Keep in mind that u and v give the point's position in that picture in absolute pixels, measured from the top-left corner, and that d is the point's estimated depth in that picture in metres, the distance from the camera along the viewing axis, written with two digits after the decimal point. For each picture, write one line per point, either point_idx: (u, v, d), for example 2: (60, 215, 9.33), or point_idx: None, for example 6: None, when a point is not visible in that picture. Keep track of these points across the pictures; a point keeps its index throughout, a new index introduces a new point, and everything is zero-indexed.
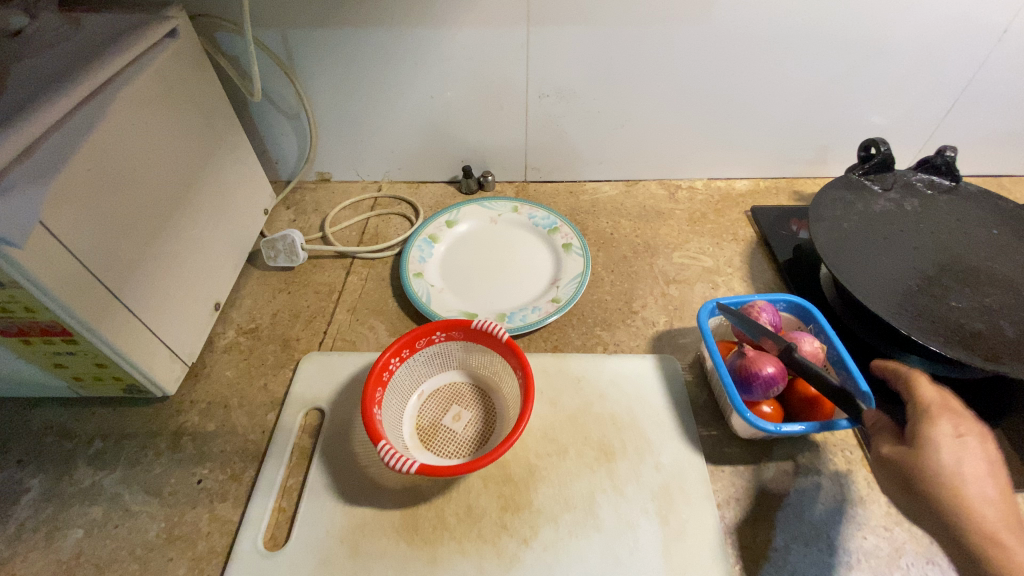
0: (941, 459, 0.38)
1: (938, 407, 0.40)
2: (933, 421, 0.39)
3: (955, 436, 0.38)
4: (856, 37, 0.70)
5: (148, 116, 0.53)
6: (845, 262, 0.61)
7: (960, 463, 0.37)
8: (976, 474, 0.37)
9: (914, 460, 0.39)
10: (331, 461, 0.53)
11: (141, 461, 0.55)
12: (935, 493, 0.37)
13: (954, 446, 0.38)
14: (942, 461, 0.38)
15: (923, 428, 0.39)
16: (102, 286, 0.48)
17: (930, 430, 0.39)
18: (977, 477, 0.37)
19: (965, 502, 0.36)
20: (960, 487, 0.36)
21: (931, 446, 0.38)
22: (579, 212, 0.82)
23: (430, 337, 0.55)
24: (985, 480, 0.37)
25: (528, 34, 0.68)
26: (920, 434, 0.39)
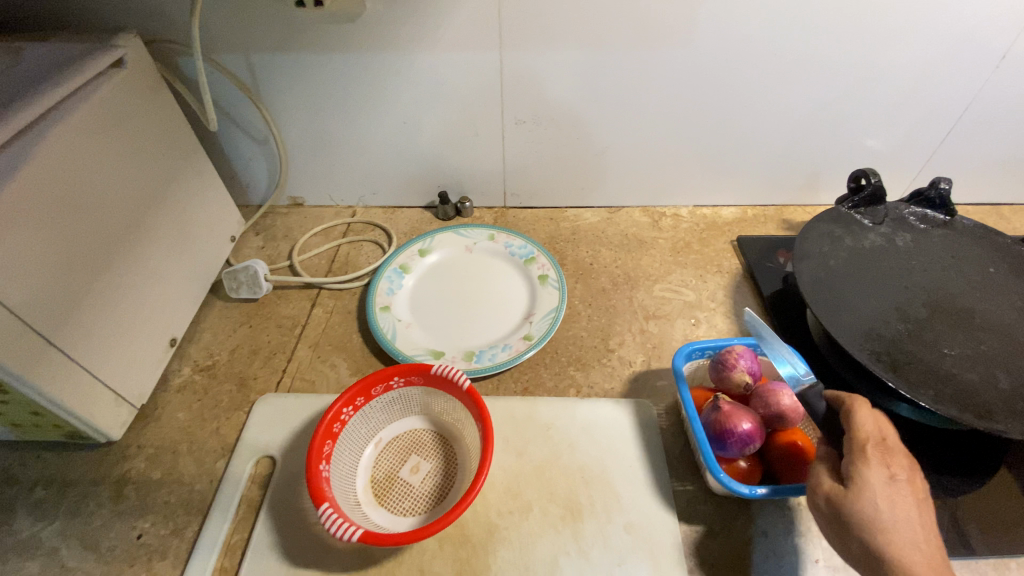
0: (878, 504, 0.38)
1: (873, 446, 0.41)
2: (868, 462, 0.40)
3: (890, 479, 0.39)
4: (846, 62, 0.67)
5: (93, 149, 0.51)
6: (831, 303, 0.58)
7: (894, 507, 0.38)
8: (908, 516, 0.38)
9: (850, 502, 0.39)
10: (279, 518, 0.50)
11: (81, 512, 0.51)
12: (871, 537, 0.37)
13: (889, 488, 0.39)
14: (879, 503, 0.38)
15: (859, 469, 0.40)
16: (35, 333, 0.45)
17: (868, 471, 0.39)
18: (908, 518, 0.38)
19: (896, 546, 0.37)
20: (893, 531, 0.37)
21: (870, 490, 0.39)
22: (559, 240, 0.78)
23: (387, 382, 0.53)
24: (914, 520, 0.38)
25: (502, 59, 0.66)
26: (857, 475, 0.40)
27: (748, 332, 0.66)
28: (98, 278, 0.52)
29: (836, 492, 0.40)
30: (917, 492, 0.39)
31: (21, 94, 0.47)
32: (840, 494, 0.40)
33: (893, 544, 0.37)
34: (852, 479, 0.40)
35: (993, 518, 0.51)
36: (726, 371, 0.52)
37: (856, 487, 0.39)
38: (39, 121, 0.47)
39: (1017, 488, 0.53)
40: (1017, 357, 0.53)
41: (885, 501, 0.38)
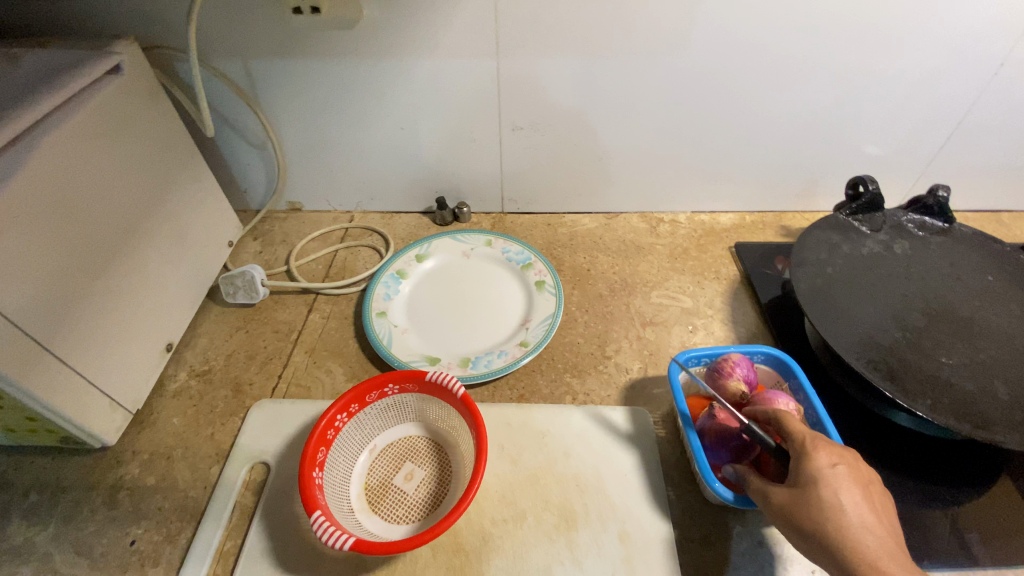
0: (827, 499, 0.38)
1: (809, 439, 0.41)
2: (809, 454, 0.40)
3: (830, 465, 0.39)
4: (843, 69, 0.67)
5: (89, 154, 0.51)
6: (828, 311, 0.58)
7: (839, 494, 0.38)
8: (852, 501, 0.37)
9: (800, 507, 0.38)
10: (273, 525, 0.50)
11: (75, 518, 0.51)
12: (819, 531, 0.37)
13: (832, 476, 0.38)
14: (828, 498, 0.38)
15: (801, 464, 0.40)
16: (30, 338, 0.45)
17: (809, 467, 0.39)
18: (853, 502, 0.37)
19: (846, 532, 0.36)
20: (841, 518, 0.37)
21: (816, 487, 0.38)
22: (556, 245, 0.78)
23: (382, 389, 0.53)
24: (859, 502, 0.37)
25: (499, 65, 0.66)
26: (801, 473, 0.39)
27: (746, 339, 0.65)
28: (93, 283, 0.52)
29: (774, 494, 0.40)
30: (860, 477, 0.39)
31: (18, 100, 0.47)
32: (781, 496, 0.40)
33: (844, 533, 0.36)
34: (795, 476, 0.40)
35: (990, 528, 0.50)
36: (722, 379, 0.52)
37: (800, 481, 0.39)
38: (36, 126, 0.47)
39: (1015, 498, 0.52)
40: (1015, 366, 0.53)
41: (830, 489, 0.38)
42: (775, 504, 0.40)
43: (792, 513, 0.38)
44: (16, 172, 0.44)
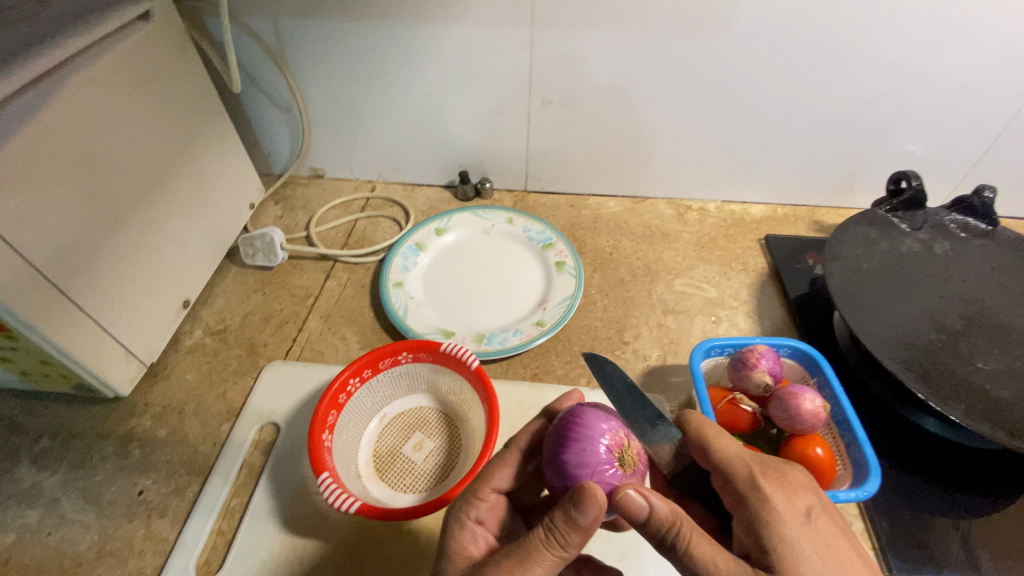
0: (573, 539, 0.33)
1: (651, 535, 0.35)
2: (779, 515, 0.33)
3: (806, 521, 0.33)
4: (891, 59, 0.64)
5: (118, 101, 0.50)
6: (861, 308, 0.55)
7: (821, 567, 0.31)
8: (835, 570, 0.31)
9: (575, 537, 0.33)
10: (281, 485, 0.50)
11: (85, 465, 0.51)
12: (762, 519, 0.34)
13: (812, 540, 0.33)
14: (579, 529, 0.33)
15: (774, 529, 0.33)
16: (45, 280, 0.44)
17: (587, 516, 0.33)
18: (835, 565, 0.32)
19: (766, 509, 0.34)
20: (757, 516, 0.34)
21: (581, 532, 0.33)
22: (579, 227, 0.76)
23: (395, 357, 0.52)
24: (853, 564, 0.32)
25: (532, 36, 0.63)
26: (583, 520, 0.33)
27: (770, 333, 0.63)
28: (112, 232, 0.51)
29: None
30: (838, 526, 0.34)
31: (46, 31, 0.45)
32: (556, 530, 0.33)
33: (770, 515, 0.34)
34: (761, 548, 0.33)
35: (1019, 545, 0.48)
36: (746, 371, 0.50)
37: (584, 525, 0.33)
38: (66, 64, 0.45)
39: None
40: None
41: (577, 534, 0.33)
42: (558, 534, 0.33)
43: (571, 540, 0.33)
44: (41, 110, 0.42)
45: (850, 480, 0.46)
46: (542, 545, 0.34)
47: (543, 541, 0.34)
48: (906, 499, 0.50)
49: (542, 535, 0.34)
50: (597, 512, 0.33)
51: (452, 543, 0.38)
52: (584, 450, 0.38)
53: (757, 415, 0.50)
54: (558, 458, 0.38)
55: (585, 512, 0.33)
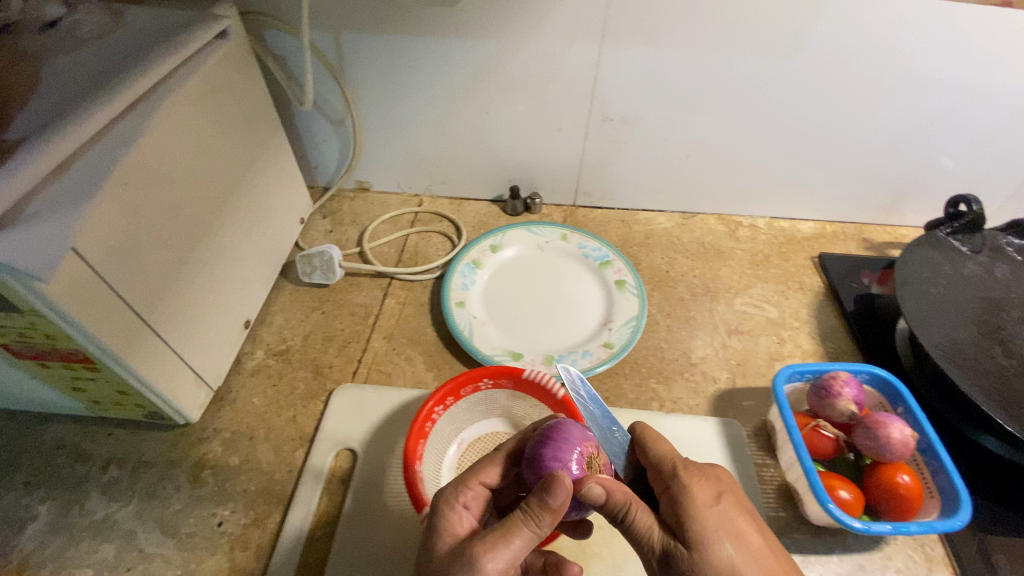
0: (545, 517, 0.36)
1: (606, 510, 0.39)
2: (692, 498, 0.38)
3: (714, 504, 0.38)
4: (955, 82, 0.64)
5: (198, 121, 0.48)
6: (936, 332, 0.55)
7: (727, 542, 0.36)
8: (740, 546, 0.36)
9: (545, 514, 0.36)
10: (364, 514, 0.49)
11: (159, 495, 0.50)
12: (682, 500, 0.38)
13: (722, 519, 0.37)
14: (549, 509, 0.36)
15: (689, 511, 0.37)
16: (131, 311, 0.42)
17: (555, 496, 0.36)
18: (739, 542, 0.36)
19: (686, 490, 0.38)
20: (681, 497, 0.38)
21: (551, 511, 0.36)
22: (632, 243, 0.76)
23: (476, 383, 0.52)
24: (754, 541, 0.37)
25: (600, 53, 0.63)
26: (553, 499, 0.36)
27: (834, 355, 0.63)
28: (188, 255, 0.49)
29: (669, 546, 0.37)
30: (745, 510, 0.38)
31: (137, 49, 0.43)
32: (531, 508, 0.36)
33: (691, 496, 0.38)
34: (680, 527, 0.37)
35: None
36: (829, 398, 0.50)
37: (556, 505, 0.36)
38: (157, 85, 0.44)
39: None
40: None
41: (549, 512, 0.36)
42: (531, 510, 0.36)
43: (541, 518, 0.36)
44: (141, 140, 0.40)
45: (939, 509, 0.46)
46: (521, 523, 0.36)
47: (521, 520, 0.36)
48: (991, 526, 0.50)
49: (521, 516, 0.36)
50: (565, 496, 0.36)
51: (439, 524, 0.39)
52: (559, 450, 0.42)
53: (840, 441, 0.50)
54: (535, 454, 0.43)
55: (554, 496, 0.36)
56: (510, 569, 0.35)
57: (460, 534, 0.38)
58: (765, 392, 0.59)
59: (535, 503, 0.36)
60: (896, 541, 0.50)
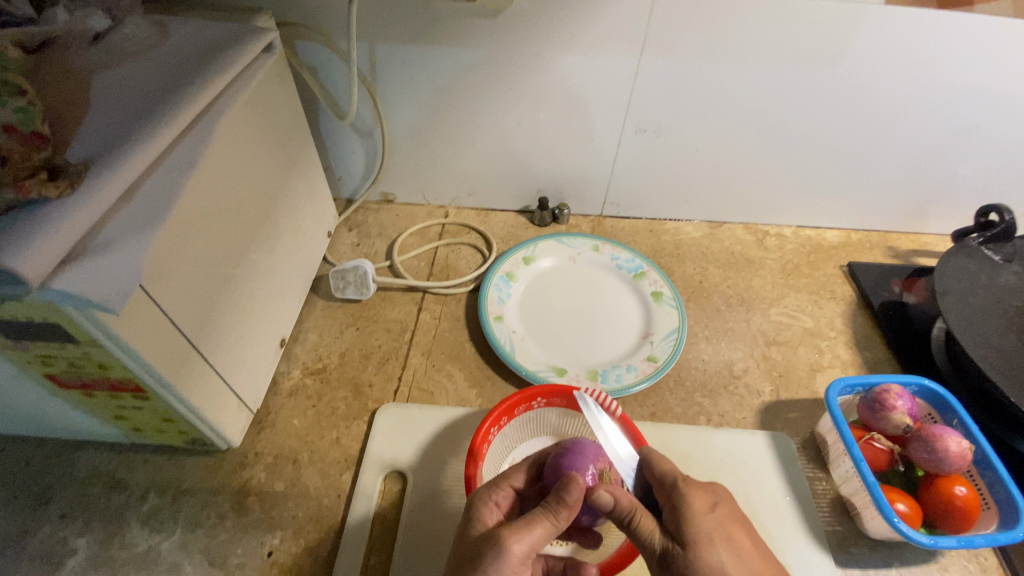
0: (560, 511, 0.39)
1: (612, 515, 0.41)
2: (690, 506, 0.40)
3: (710, 513, 0.40)
4: (984, 94, 0.65)
5: (244, 138, 0.46)
6: (980, 342, 0.56)
7: (720, 547, 0.38)
8: (732, 551, 0.38)
9: (561, 508, 0.39)
10: (419, 540, 0.47)
11: (203, 524, 0.48)
12: (682, 509, 0.40)
13: (716, 527, 0.39)
14: (564, 504, 0.39)
15: (686, 518, 0.40)
16: (183, 336, 0.41)
17: (569, 493, 0.39)
18: (732, 548, 0.38)
19: (684, 499, 0.41)
20: (681, 506, 0.40)
21: (565, 506, 0.39)
22: (663, 254, 0.76)
23: (530, 402, 0.53)
24: (745, 548, 0.39)
25: (638, 65, 0.63)
26: (569, 495, 0.39)
27: (873, 365, 0.64)
28: (233, 276, 0.47)
29: (670, 550, 0.39)
30: (739, 519, 0.40)
31: (190, 71, 0.42)
32: (550, 503, 0.39)
33: (688, 506, 0.40)
34: (678, 532, 0.39)
35: None
36: (883, 412, 0.50)
37: (571, 501, 0.39)
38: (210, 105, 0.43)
39: None
40: None
41: (564, 507, 0.39)
42: (549, 504, 0.39)
43: (556, 512, 0.39)
44: (196, 160, 0.39)
45: (997, 521, 0.46)
46: (542, 515, 0.39)
47: (542, 511, 0.39)
48: None
49: (542, 508, 0.39)
50: (579, 493, 0.39)
51: (469, 516, 0.41)
52: (575, 461, 0.45)
53: (894, 454, 0.50)
54: (555, 461, 0.45)
55: (569, 490, 0.39)
56: (531, 555, 0.38)
57: (489, 525, 0.41)
58: (809, 404, 0.59)
59: (553, 500, 0.39)
60: (952, 553, 0.50)
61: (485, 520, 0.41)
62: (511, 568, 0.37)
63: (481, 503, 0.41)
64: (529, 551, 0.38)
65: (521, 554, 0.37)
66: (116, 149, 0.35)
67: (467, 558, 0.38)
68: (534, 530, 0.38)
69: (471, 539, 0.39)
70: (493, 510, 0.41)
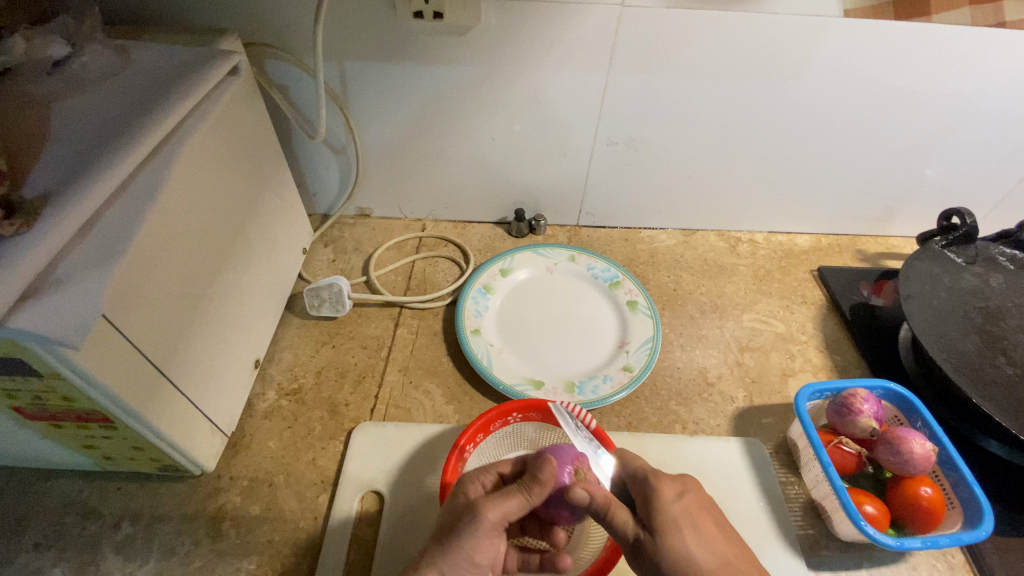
0: (533, 488, 0.42)
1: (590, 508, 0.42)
2: (659, 495, 0.43)
3: (677, 501, 0.42)
4: (941, 103, 0.67)
5: (211, 163, 0.46)
6: (943, 344, 0.57)
7: (687, 533, 0.41)
8: (697, 537, 0.41)
9: (535, 484, 0.42)
10: (397, 560, 0.47)
11: (177, 552, 0.48)
12: (653, 497, 0.42)
13: (683, 514, 0.42)
14: (537, 482, 0.42)
15: (655, 507, 0.42)
16: (151, 364, 0.40)
17: (543, 471, 0.43)
18: (697, 533, 0.41)
19: (654, 487, 0.43)
20: (652, 494, 0.43)
21: (538, 481, 0.42)
22: (638, 262, 0.77)
23: (505, 418, 0.53)
24: (710, 532, 0.42)
25: (607, 79, 0.64)
26: (542, 473, 0.43)
27: (844, 368, 0.65)
28: (203, 300, 0.47)
29: (644, 538, 0.41)
30: (705, 507, 0.43)
31: (151, 98, 0.42)
32: (525, 479, 0.43)
33: (658, 495, 0.43)
34: (648, 520, 0.42)
35: None
36: (850, 416, 0.51)
37: (544, 479, 0.42)
38: (172, 132, 0.43)
39: None
40: None
41: (537, 483, 0.42)
42: (524, 480, 0.43)
43: (529, 489, 0.42)
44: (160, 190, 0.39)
45: (962, 518, 0.47)
46: (517, 488, 0.42)
47: (517, 486, 0.42)
48: (1009, 532, 0.52)
49: (517, 484, 0.43)
50: (552, 471, 0.43)
51: (455, 490, 0.44)
52: (555, 453, 0.46)
53: (862, 457, 0.52)
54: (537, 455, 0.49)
55: (543, 468, 0.43)
56: (502, 522, 0.41)
57: (470, 495, 0.43)
58: (781, 409, 0.60)
59: (528, 478, 0.43)
60: (920, 552, 0.51)
61: (468, 492, 0.43)
62: (485, 532, 0.40)
63: (468, 479, 0.44)
64: (502, 518, 0.41)
65: (493, 519, 0.40)
66: (75, 182, 0.35)
67: (446, 527, 0.41)
68: (507, 499, 0.41)
69: (452, 508, 0.42)
70: (477, 486, 0.44)
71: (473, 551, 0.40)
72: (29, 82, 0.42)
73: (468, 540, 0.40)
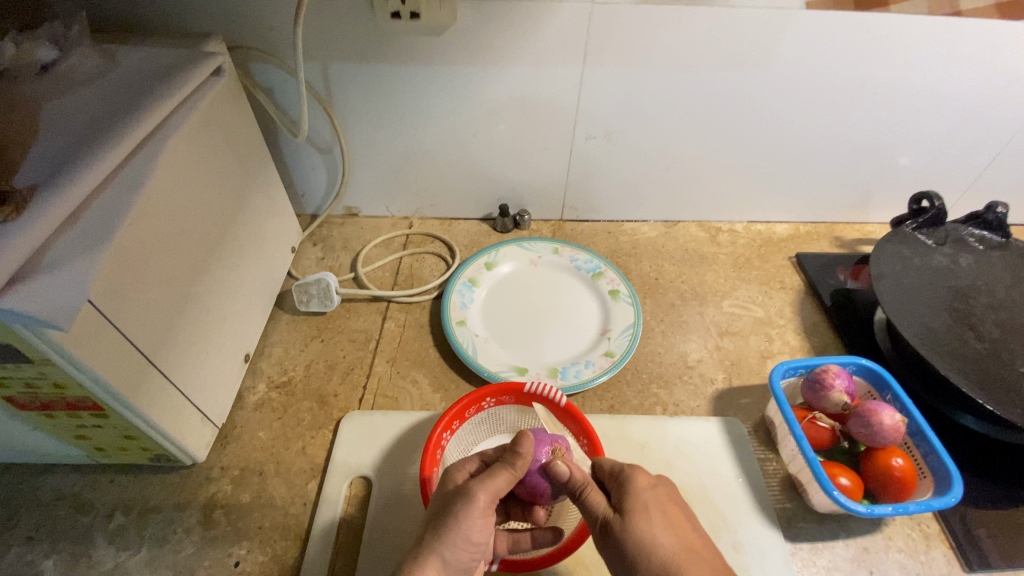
0: (515, 462, 0.44)
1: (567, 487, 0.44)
2: (632, 482, 0.44)
3: (651, 488, 0.43)
4: (906, 90, 0.70)
5: (196, 161, 0.48)
6: (913, 322, 0.59)
7: (654, 518, 0.42)
8: (665, 522, 0.42)
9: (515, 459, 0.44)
10: (385, 542, 0.48)
11: (169, 540, 0.49)
12: (625, 484, 0.44)
13: (655, 501, 0.43)
14: (518, 457, 0.44)
15: (627, 491, 0.43)
16: (139, 352, 0.41)
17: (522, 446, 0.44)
18: (666, 520, 0.42)
19: (628, 476, 0.44)
20: (625, 482, 0.44)
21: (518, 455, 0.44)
22: (621, 254, 0.78)
23: (480, 404, 0.54)
24: (679, 521, 0.42)
25: (582, 74, 0.66)
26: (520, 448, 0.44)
27: (821, 349, 0.67)
28: (190, 292, 0.48)
29: (612, 518, 0.42)
30: (676, 500, 0.44)
31: (136, 99, 0.44)
32: (507, 456, 0.44)
33: (630, 483, 0.44)
34: (620, 504, 0.43)
35: None
36: (823, 391, 0.53)
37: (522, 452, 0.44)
38: (156, 129, 0.44)
39: None
40: None
41: (518, 456, 0.44)
42: (506, 458, 0.44)
43: (512, 465, 0.44)
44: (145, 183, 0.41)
45: (933, 488, 0.49)
46: (501, 466, 0.44)
47: (500, 464, 0.44)
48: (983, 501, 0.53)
49: (499, 463, 0.44)
50: (530, 445, 0.44)
51: (443, 478, 0.45)
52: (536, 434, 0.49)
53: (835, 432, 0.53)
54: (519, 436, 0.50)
55: (521, 441, 0.44)
56: (494, 500, 0.43)
57: (459, 479, 0.44)
58: (760, 389, 0.62)
59: (507, 454, 0.44)
60: (895, 522, 0.52)
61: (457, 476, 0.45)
62: (479, 513, 0.42)
63: (455, 467, 0.45)
64: (493, 497, 0.42)
65: (485, 500, 0.42)
66: (64, 178, 0.37)
67: (438, 510, 0.43)
68: (493, 477, 0.43)
69: (442, 494, 0.44)
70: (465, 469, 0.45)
71: (470, 532, 0.41)
72: (20, 86, 0.44)
73: (465, 524, 0.41)
